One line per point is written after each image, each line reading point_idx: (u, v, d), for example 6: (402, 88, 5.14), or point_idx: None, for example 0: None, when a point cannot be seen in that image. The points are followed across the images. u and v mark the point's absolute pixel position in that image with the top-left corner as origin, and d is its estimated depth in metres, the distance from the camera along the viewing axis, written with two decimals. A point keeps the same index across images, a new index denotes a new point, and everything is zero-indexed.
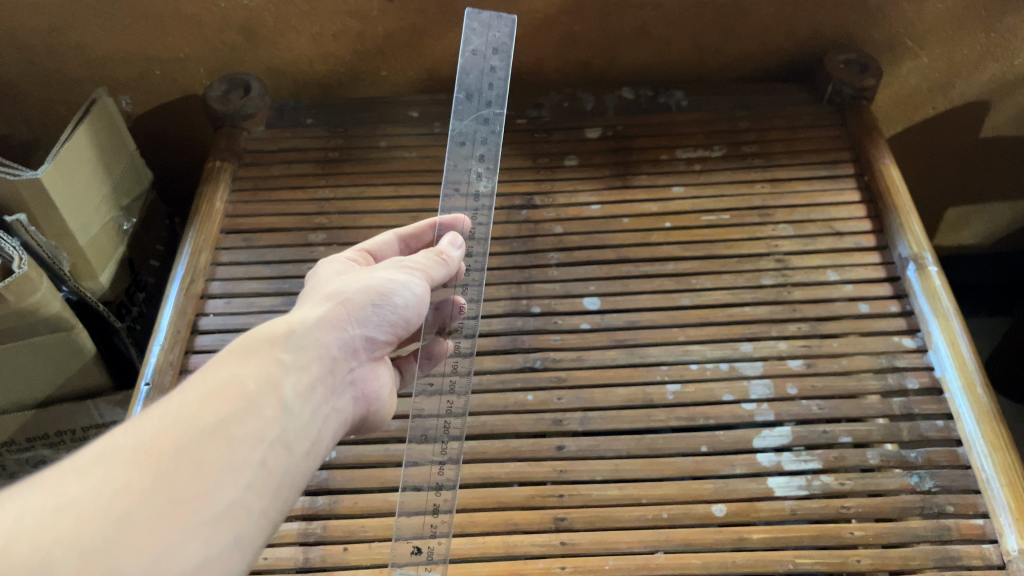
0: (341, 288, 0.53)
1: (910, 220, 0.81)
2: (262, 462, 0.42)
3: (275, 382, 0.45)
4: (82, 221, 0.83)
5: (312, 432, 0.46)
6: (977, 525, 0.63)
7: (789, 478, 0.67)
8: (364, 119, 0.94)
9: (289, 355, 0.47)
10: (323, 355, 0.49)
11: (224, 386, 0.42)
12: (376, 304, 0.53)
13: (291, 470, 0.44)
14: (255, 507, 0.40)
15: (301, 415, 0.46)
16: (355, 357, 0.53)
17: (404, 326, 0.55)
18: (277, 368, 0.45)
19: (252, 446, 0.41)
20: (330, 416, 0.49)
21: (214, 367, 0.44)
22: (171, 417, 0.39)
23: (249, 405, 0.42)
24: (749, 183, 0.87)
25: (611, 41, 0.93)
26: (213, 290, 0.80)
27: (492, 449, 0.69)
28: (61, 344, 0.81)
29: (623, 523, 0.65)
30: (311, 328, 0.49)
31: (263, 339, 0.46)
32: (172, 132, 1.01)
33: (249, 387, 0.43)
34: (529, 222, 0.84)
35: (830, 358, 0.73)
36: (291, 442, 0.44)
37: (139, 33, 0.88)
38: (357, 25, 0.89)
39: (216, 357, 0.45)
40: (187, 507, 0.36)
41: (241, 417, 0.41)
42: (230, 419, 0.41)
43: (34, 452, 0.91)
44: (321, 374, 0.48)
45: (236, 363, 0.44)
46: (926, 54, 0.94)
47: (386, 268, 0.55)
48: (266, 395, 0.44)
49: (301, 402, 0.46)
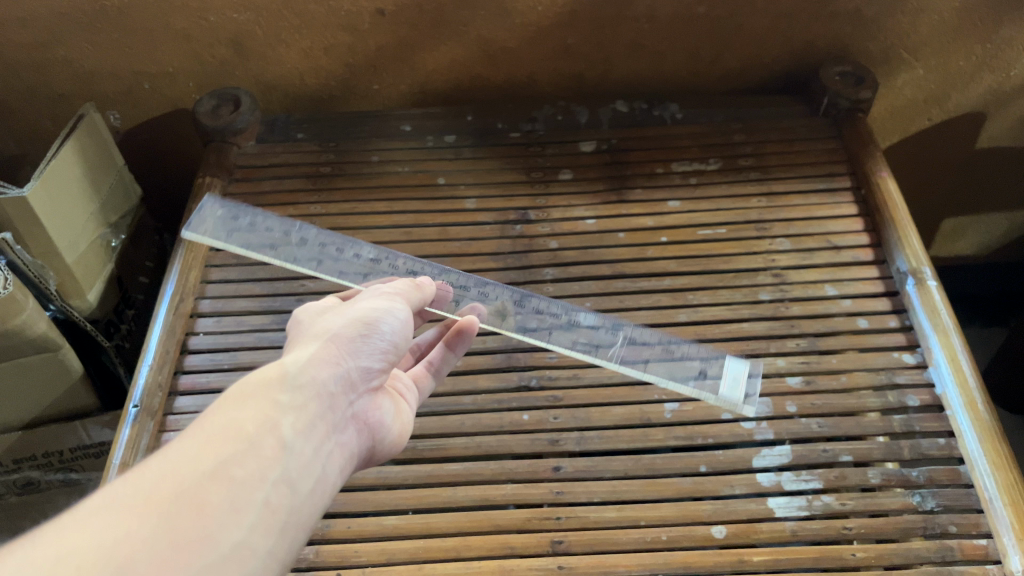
0: (329, 325, 0.51)
1: (908, 234, 0.81)
2: (267, 504, 0.39)
3: (274, 422, 0.43)
4: (69, 239, 0.82)
5: (321, 470, 0.44)
6: (980, 546, 0.62)
7: (789, 498, 0.65)
8: (356, 133, 0.93)
9: (287, 395, 0.44)
10: (322, 390, 0.47)
11: (221, 430, 0.40)
12: (366, 333, 0.51)
13: (300, 510, 0.41)
14: (262, 552, 0.38)
15: (307, 453, 0.43)
16: (356, 389, 0.50)
17: (397, 352, 0.53)
18: (275, 408, 0.43)
19: (253, 487, 0.39)
20: (337, 452, 0.47)
21: (212, 412, 0.42)
22: (168, 466, 0.37)
23: (249, 447, 0.40)
24: (746, 197, 0.86)
25: (605, 54, 0.92)
26: (202, 308, 0.78)
27: (487, 470, 0.68)
28: (48, 364, 0.80)
29: (621, 546, 0.64)
30: (304, 366, 0.47)
31: (257, 381, 0.44)
32: (162, 147, 1.00)
33: (248, 429, 0.41)
34: (524, 237, 0.83)
35: (830, 375, 0.72)
36: (299, 481, 0.42)
37: (128, 48, 0.87)
38: (348, 39, 0.88)
39: (214, 403, 0.43)
40: (186, 554, 0.34)
41: (240, 458, 0.39)
42: (230, 464, 0.39)
43: (21, 474, 0.89)
44: (322, 410, 0.46)
45: (232, 407, 0.42)
46: (922, 66, 0.94)
47: (367, 299, 0.54)
48: (266, 435, 0.42)
49: (304, 439, 0.44)
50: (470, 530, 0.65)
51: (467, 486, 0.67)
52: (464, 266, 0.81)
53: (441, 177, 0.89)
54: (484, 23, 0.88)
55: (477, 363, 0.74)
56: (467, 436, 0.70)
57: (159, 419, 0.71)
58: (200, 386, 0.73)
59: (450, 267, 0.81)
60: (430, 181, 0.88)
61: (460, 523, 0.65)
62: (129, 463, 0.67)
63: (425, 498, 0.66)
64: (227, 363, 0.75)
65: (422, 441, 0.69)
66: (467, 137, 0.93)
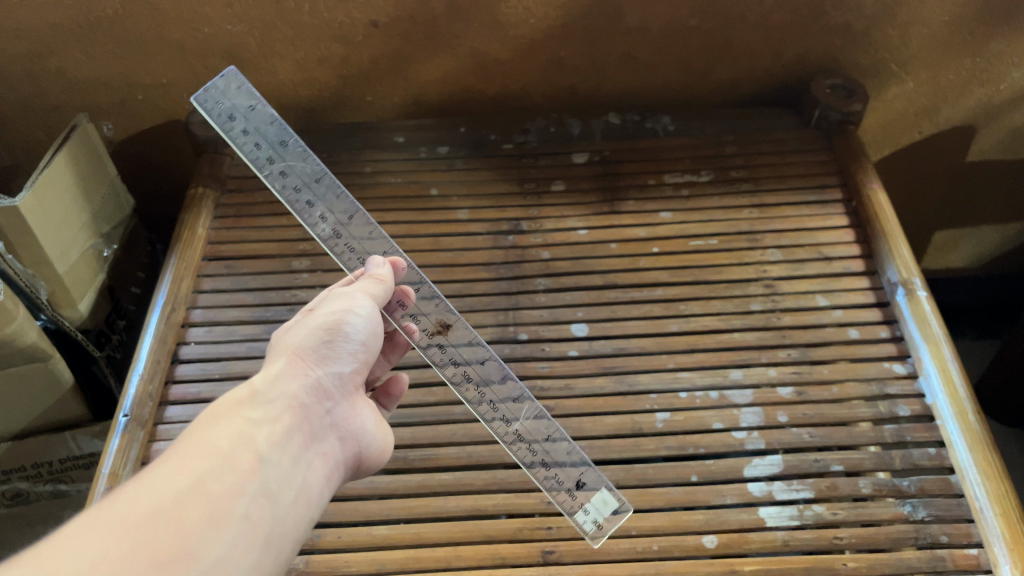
0: (295, 339, 0.53)
1: (899, 246, 0.81)
2: (245, 516, 0.42)
3: (247, 437, 0.45)
4: (60, 249, 0.82)
5: (296, 481, 0.46)
6: (972, 555, 0.62)
7: (781, 508, 0.65)
8: (348, 144, 0.93)
9: (258, 410, 0.47)
10: (292, 402, 0.49)
11: (194, 450, 0.43)
12: (327, 341, 0.53)
13: (279, 516, 0.44)
14: (242, 561, 0.40)
15: (281, 465, 0.46)
16: (329, 397, 0.52)
17: (366, 351, 0.55)
18: (248, 424, 0.46)
19: (232, 500, 0.41)
20: (316, 460, 0.49)
21: (186, 436, 0.44)
22: (145, 485, 0.40)
23: (222, 464, 0.43)
24: (737, 208, 0.86)
25: (597, 66, 0.93)
26: (194, 318, 0.78)
27: (479, 480, 0.68)
28: (37, 374, 0.80)
29: (612, 556, 0.63)
30: (271, 383, 0.49)
31: (228, 403, 0.47)
32: (155, 158, 1.00)
33: (220, 448, 0.43)
34: (516, 247, 0.83)
35: (821, 386, 0.72)
36: (273, 491, 0.44)
37: (121, 59, 0.88)
38: (342, 51, 0.89)
39: (187, 428, 0.45)
40: (168, 568, 0.36)
41: (216, 474, 0.42)
42: (205, 479, 0.41)
43: (10, 485, 0.88)
44: (294, 421, 0.49)
45: (206, 429, 0.45)
46: (912, 79, 0.95)
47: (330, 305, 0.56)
48: (240, 450, 0.44)
49: (280, 450, 0.46)
50: (461, 540, 0.64)
51: (458, 496, 0.67)
52: (456, 276, 0.81)
53: (434, 188, 0.89)
54: (477, 36, 0.88)
55: None
56: (458, 445, 0.70)
57: (149, 428, 0.71)
58: (190, 395, 0.73)
59: (442, 277, 0.81)
60: (422, 192, 0.89)
61: (450, 533, 0.65)
62: (119, 472, 0.67)
63: (416, 508, 0.66)
64: (218, 373, 0.74)
65: (413, 450, 0.69)
66: (460, 149, 0.93)
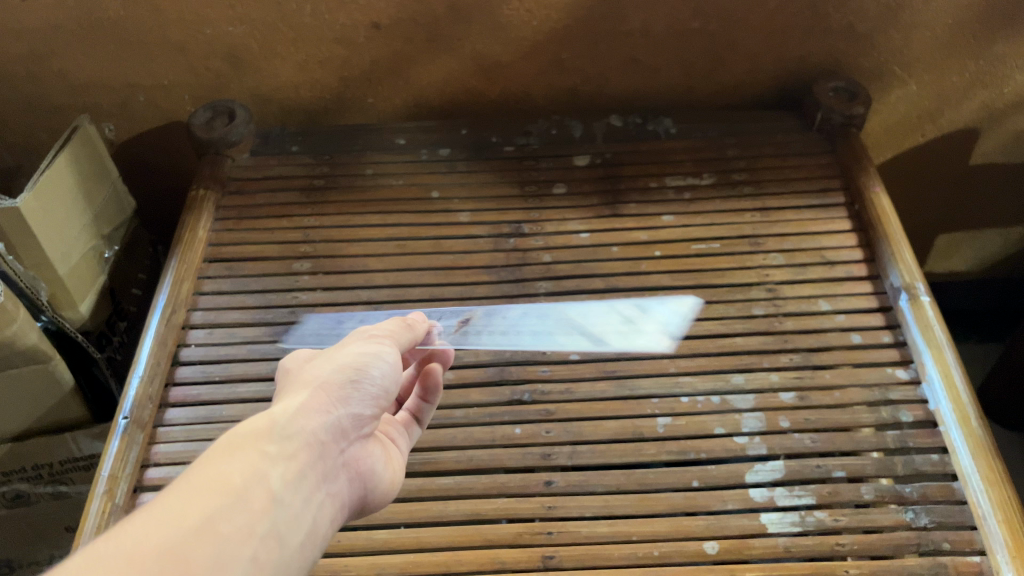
0: (318, 368, 0.47)
1: (902, 250, 0.80)
2: (253, 567, 0.36)
3: (262, 473, 0.40)
4: (61, 250, 0.82)
5: (308, 526, 0.41)
6: (974, 563, 0.62)
7: (782, 514, 0.65)
8: (350, 146, 0.93)
9: (275, 445, 0.41)
10: (313, 439, 0.43)
11: (204, 484, 0.37)
12: (356, 380, 0.47)
13: (287, 565, 0.39)
14: None
15: (295, 508, 0.40)
16: (347, 437, 0.46)
17: (390, 396, 0.49)
18: (264, 459, 0.40)
19: (241, 549, 0.36)
20: (326, 504, 0.43)
21: (198, 465, 0.39)
22: (152, 525, 0.34)
23: (235, 505, 0.37)
24: (740, 212, 0.86)
25: (600, 69, 0.93)
26: (194, 320, 0.78)
27: (479, 484, 0.67)
28: (38, 376, 0.80)
29: (613, 561, 0.63)
30: (294, 415, 0.43)
31: (246, 432, 0.41)
32: (156, 160, 1.00)
33: (233, 486, 0.38)
34: (518, 251, 0.83)
35: (823, 391, 0.72)
36: (286, 538, 0.39)
37: (123, 60, 0.87)
38: (343, 52, 0.89)
39: (199, 455, 0.40)
40: None
41: (226, 515, 0.37)
42: (214, 523, 0.36)
43: (10, 486, 0.88)
44: (312, 460, 0.43)
45: (217, 460, 0.39)
46: (915, 82, 0.94)
47: (355, 340, 0.50)
48: (254, 489, 0.39)
49: (293, 491, 0.41)
50: (461, 545, 0.64)
51: (458, 500, 0.67)
52: (457, 280, 0.81)
53: (436, 190, 0.89)
54: (479, 37, 0.88)
55: (469, 376, 0.74)
56: (458, 449, 0.69)
57: (149, 430, 0.70)
58: (191, 398, 0.73)
59: (443, 280, 0.81)
60: (424, 194, 0.88)
61: (450, 537, 0.64)
62: (119, 475, 0.67)
63: (416, 512, 0.66)
64: (218, 376, 0.74)
65: (413, 454, 0.69)
66: (462, 151, 0.93)
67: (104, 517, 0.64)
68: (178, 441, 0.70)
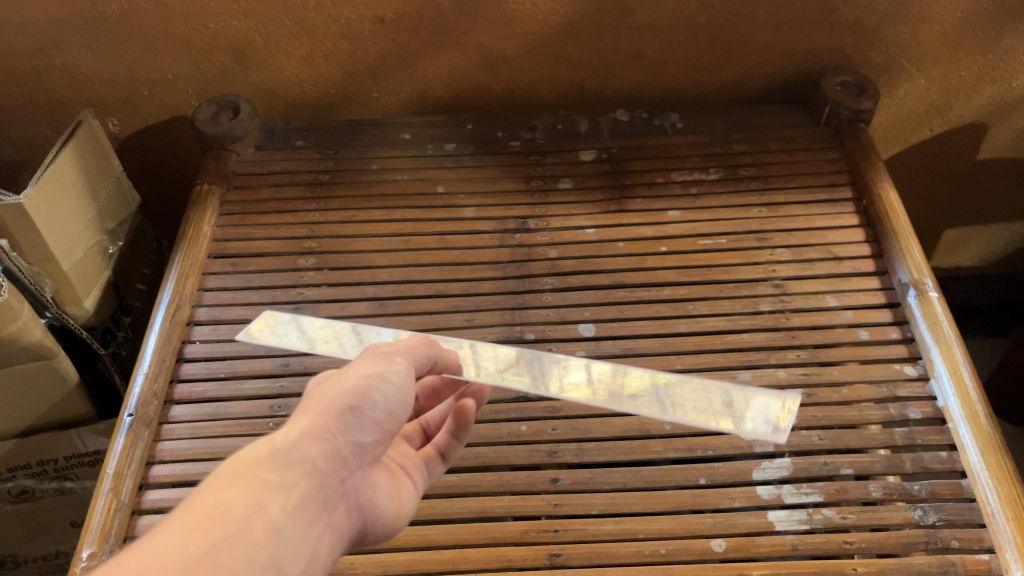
0: (322, 390, 0.44)
1: (910, 245, 0.80)
2: None
3: (263, 502, 0.37)
4: (66, 246, 0.82)
5: (306, 558, 0.38)
6: (982, 561, 0.62)
7: (789, 511, 0.65)
8: (354, 141, 0.92)
9: (276, 474, 0.39)
10: (314, 468, 0.40)
11: (201, 516, 0.35)
12: (360, 404, 0.44)
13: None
14: None
15: (294, 539, 0.38)
16: (347, 465, 0.43)
17: (394, 422, 0.46)
18: (265, 488, 0.38)
19: None
20: (324, 537, 0.41)
21: (195, 495, 0.36)
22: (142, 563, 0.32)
23: (232, 537, 0.35)
24: (747, 207, 0.85)
25: (606, 63, 0.92)
26: (199, 316, 0.78)
27: (484, 481, 0.67)
28: (42, 372, 0.79)
29: (620, 559, 0.63)
30: (294, 442, 0.40)
31: (246, 459, 0.39)
32: (160, 155, 0.99)
33: (232, 517, 0.36)
34: (523, 246, 0.83)
35: (831, 387, 0.72)
36: (284, 571, 0.36)
37: (127, 54, 0.87)
38: (348, 47, 0.88)
39: (198, 484, 0.37)
40: None
41: (225, 547, 0.34)
42: (210, 557, 0.33)
43: (15, 482, 0.88)
44: (312, 490, 0.40)
45: (217, 487, 0.37)
46: (924, 76, 0.93)
47: (364, 358, 0.47)
48: (254, 521, 0.36)
49: (293, 522, 0.38)
50: (467, 543, 0.64)
51: (463, 498, 0.66)
52: (462, 276, 0.81)
53: (441, 185, 0.88)
54: (485, 32, 0.87)
55: None
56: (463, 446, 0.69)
57: (155, 427, 0.70)
58: (196, 394, 0.73)
59: (448, 276, 0.81)
60: (429, 189, 0.88)
61: (456, 535, 0.64)
62: (124, 472, 0.66)
63: (422, 510, 0.66)
64: (223, 372, 0.74)
65: None
66: (467, 145, 0.92)
67: (110, 514, 0.64)
68: (183, 437, 0.70)
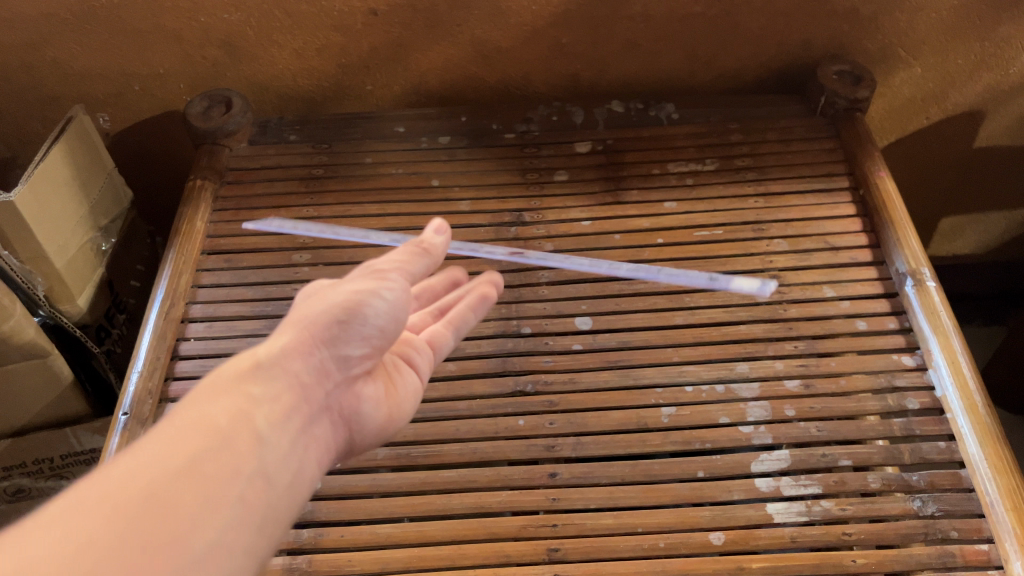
0: (308, 308, 0.44)
1: (907, 235, 0.80)
2: (240, 503, 0.34)
3: (247, 410, 0.37)
4: (58, 243, 0.81)
5: (294, 467, 0.38)
6: (982, 551, 0.62)
7: (788, 503, 0.65)
8: (348, 135, 0.92)
9: (260, 386, 0.38)
10: (296, 382, 0.40)
11: (185, 422, 0.34)
12: (346, 320, 0.44)
13: (277, 508, 0.36)
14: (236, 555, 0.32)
15: (281, 447, 0.37)
16: (331, 379, 0.43)
17: (384, 336, 0.47)
18: (249, 397, 0.37)
19: (227, 487, 0.33)
20: (310, 448, 0.40)
21: (180, 404, 0.36)
22: (125, 467, 0.31)
23: (220, 443, 0.34)
24: (743, 198, 0.85)
25: (600, 53, 0.91)
26: (194, 313, 0.78)
27: (482, 476, 0.67)
28: (36, 370, 0.79)
29: (618, 553, 0.63)
30: (278, 355, 0.40)
31: (229, 371, 0.38)
32: (153, 150, 0.98)
33: (218, 423, 0.35)
34: (519, 239, 0.82)
35: (828, 378, 0.71)
36: (273, 477, 0.36)
37: (117, 48, 0.86)
38: (340, 39, 0.87)
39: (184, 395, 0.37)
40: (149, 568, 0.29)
41: (210, 453, 0.34)
42: (197, 461, 0.33)
43: (11, 481, 0.88)
44: (297, 402, 0.40)
45: (200, 396, 0.36)
46: (920, 64, 0.93)
47: (355, 276, 0.47)
48: (240, 427, 0.36)
49: (279, 431, 0.38)
50: (465, 538, 0.64)
51: (462, 493, 0.66)
52: (458, 270, 0.80)
53: (436, 178, 0.88)
54: (478, 23, 0.87)
55: (472, 367, 0.73)
56: (461, 441, 0.69)
57: (150, 426, 0.70)
58: (191, 392, 0.72)
59: (444, 271, 0.80)
60: (424, 183, 0.87)
61: (454, 531, 0.64)
62: None
63: (420, 506, 0.65)
64: None
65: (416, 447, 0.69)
66: (462, 138, 0.92)
67: None
68: None
